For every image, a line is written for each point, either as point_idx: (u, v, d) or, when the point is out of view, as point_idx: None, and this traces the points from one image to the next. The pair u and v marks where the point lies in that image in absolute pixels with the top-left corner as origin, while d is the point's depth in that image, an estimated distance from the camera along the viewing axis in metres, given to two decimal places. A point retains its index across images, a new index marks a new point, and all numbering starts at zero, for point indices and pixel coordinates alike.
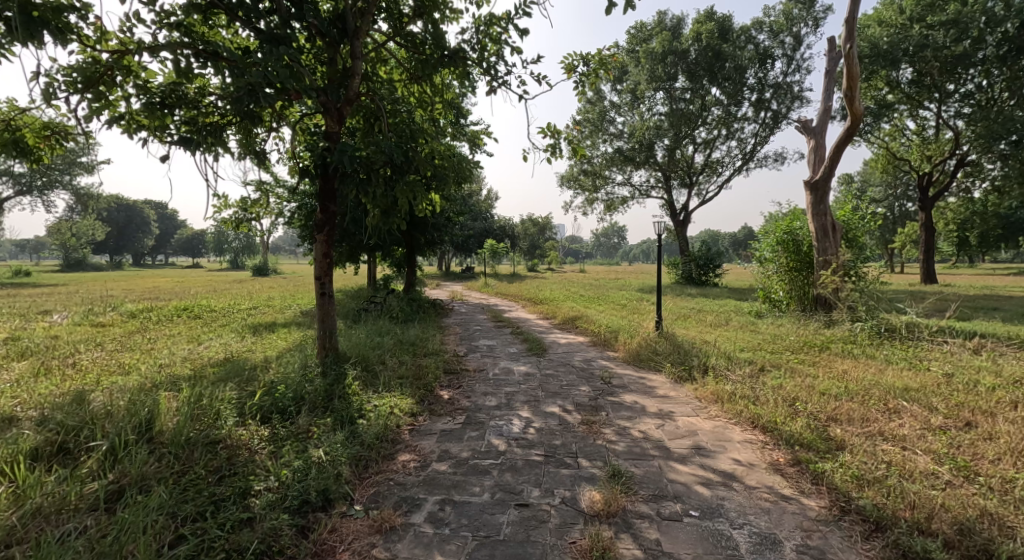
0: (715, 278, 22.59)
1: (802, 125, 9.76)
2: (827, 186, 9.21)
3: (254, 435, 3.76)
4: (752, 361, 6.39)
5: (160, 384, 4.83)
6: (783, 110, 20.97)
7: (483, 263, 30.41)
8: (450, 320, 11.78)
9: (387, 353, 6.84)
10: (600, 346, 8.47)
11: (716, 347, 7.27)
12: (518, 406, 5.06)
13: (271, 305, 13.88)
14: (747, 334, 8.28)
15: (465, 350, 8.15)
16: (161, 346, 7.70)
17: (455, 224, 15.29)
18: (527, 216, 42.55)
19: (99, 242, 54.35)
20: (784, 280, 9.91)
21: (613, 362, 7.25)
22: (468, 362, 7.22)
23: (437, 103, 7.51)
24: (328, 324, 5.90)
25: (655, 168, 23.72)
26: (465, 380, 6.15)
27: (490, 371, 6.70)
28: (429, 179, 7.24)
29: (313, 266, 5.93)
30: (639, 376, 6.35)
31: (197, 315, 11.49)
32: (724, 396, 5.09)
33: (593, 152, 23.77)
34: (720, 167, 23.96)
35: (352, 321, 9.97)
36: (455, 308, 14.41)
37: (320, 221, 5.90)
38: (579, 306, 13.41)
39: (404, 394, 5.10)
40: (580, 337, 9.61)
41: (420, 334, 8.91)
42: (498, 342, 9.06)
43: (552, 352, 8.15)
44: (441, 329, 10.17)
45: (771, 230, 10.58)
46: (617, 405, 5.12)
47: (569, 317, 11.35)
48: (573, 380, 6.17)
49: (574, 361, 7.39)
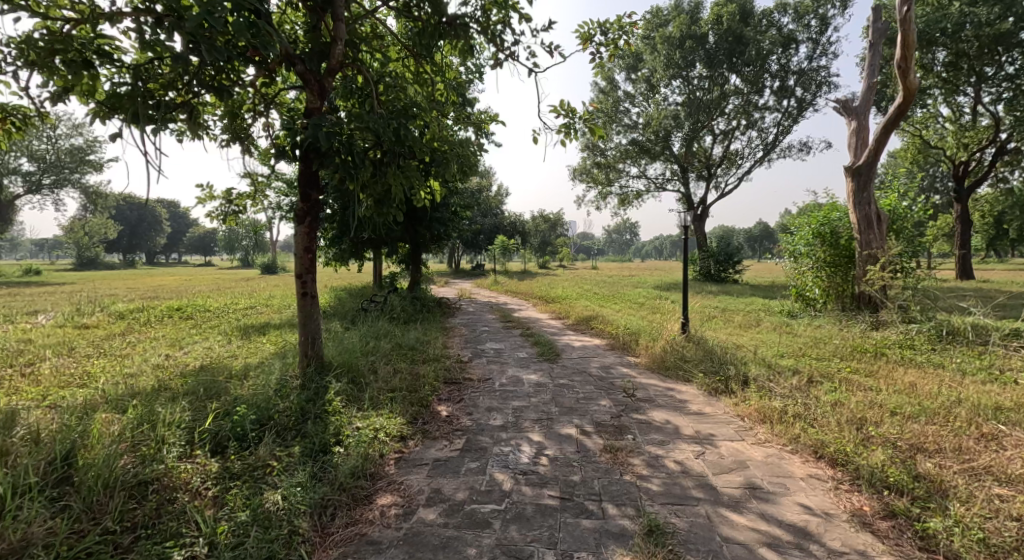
0: (735, 274, 21.64)
1: (842, 105, 8.85)
2: (872, 172, 8.29)
3: (199, 470, 3.06)
4: (798, 370, 5.56)
5: (108, 403, 4.11)
6: (808, 97, 19.88)
7: (493, 260, 29.66)
8: (458, 321, 11.05)
9: (382, 360, 6.12)
10: (619, 351, 7.68)
11: (751, 352, 6.45)
12: (528, 426, 4.30)
13: (269, 305, 13.22)
14: (784, 337, 7.42)
15: (470, 356, 7.40)
16: (137, 351, 7.04)
17: (462, 219, 14.54)
18: (539, 212, 41.71)
19: (112, 240, 54.51)
20: (820, 276, 9.02)
21: (634, 370, 6.47)
22: (473, 370, 6.47)
23: (437, 82, 6.75)
24: (310, 328, 5.18)
25: (671, 161, 22.81)
26: (467, 392, 5.41)
27: (497, 381, 5.95)
28: (427, 165, 6.46)
29: (294, 263, 5.21)
30: (666, 388, 5.55)
31: (189, 316, 10.81)
32: (773, 414, 4.29)
33: (606, 144, 22.92)
34: (740, 158, 22.93)
35: (350, 322, 9.24)
36: (463, 308, 13.68)
37: (301, 213, 5.15)
38: (594, 305, 12.61)
39: (394, 413, 4.35)
40: (596, 339, 8.82)
41: (422, 337, 8.17)
42: (507, 346, 8.31)
43: (566, 357, 7.40)
44: (446, 331, 9.43)
45: (805, 222, 9.67)
46: (644, 426, 4.34)
47: (583, 317, 10.56)
48: (591, 392, 5.40)
49: (591, 368, 6.61)
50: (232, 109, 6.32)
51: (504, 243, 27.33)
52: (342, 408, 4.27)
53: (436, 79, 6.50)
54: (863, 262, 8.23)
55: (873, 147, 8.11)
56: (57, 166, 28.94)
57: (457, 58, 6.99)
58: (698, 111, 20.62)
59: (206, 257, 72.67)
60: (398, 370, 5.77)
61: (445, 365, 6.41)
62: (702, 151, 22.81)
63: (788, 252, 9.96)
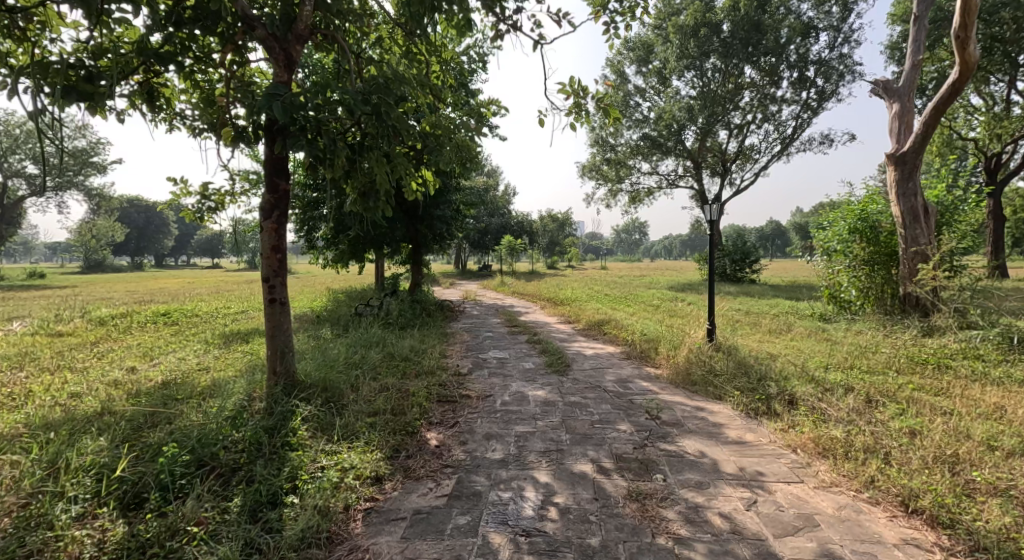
0: (751, 274, 20.73)
1: (882, 87, 8.01)
2: (918, 159, 7.43)
3: (98, 539, 2.38)
4: (852, 388, 4.72)
5: (21, 437, 3.37)
6: (829, 88, 18.90)
7: (500, 261, 28.89)
8: (460, 326, 10.31)
9: (367, 374, 5.40)
10: (636, 361, 6.87)
11: (789, 364, 5.64)
12: (534, 462, 3.55)
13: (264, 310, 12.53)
14: (824, 346, 6.57)
15: (470, 367, 6.65)
16: (99, 363, 6.32)
17: (464, 217, 13.80)
18: (546, 212, 40.92)
19: (120, 243, 54.35)
20: (859, 275, 8.19)
21: (656, 384, 5.68)
22: (472, 385, 5.71)
23: (433, 65, 6.01)
24: (278, 340, 4.42)
25: (683, 156, 21.94)
26: (463, 413, 4.64)
27: (498, 398, 5.18)
28: (419, 152, 5.68)
29: (260, 264, 4.46)
30: (695, 407, 4.75)
31: (174, 323, 10.09)
32: (835, 447, 3.49)
33: (616, 140, 22.12)
34: (756, 153, 21.99)
35: (341, 330, 8.50)
36: (467, 311, 12.94)
37: (266, 205, 4.37)
38: (605, 308, 11.82)
39: (371, 446, 3.59)
40: (610, 346, 8.04)
41: (419, 345, 7.42)
42: (512, 354, 7.54)
43: (577, 367, 6.63)
44: (446, 337, 8.68)
45: (840, 216, 8.79)
46: (675, 461, 3.56)
47: (594, 321, 9.76)
48: (608, 414, 4.62)
49: (607, 382, 5.82)
50: (205, 95, 5.58)
51: (511, 243, 26.58)
52: (308, 439, 3.55)
53: (430, 59, 5.76)
54: (911, 260, 7.39)
55: (920, 131, 7.26)
56: (61, 168, 28.52)
57: (453, 34, 6.25)
58: (712, 104, 19.76)
59: (214, 259, 72.58)
60: (385, 387, 5.05)
61: (441, 379, 5.66)
62: (716, 146, 21.93)
63: (819, 249, 9.13)
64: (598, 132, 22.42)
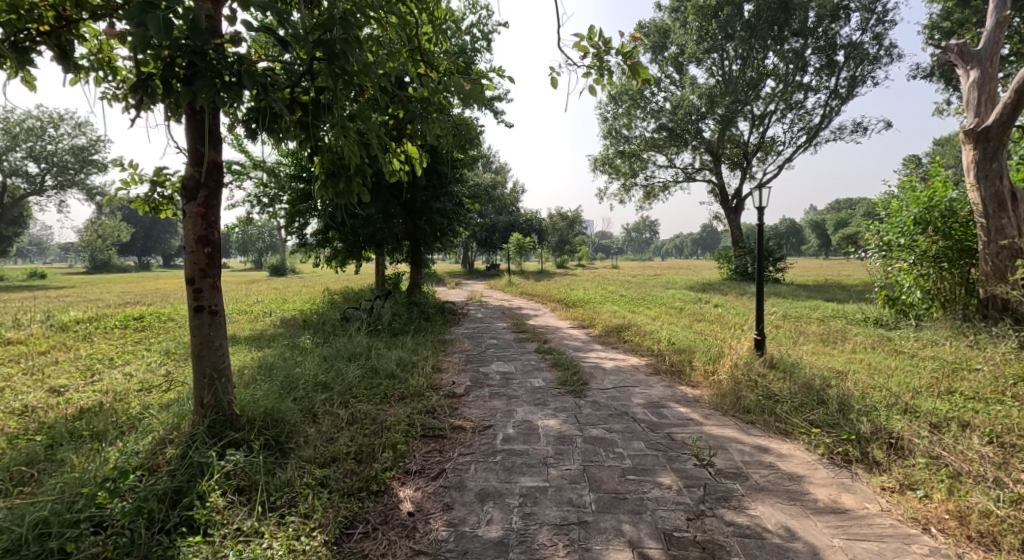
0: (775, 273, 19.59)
1: (956, 50, 6.81)
2: (1005, 134, 6.22)
3: None
4: (971, 424, 3.56)
5: None
6: (862, 73, 17.51)
7: (508, 260, 27.75)
8: (461, 332, 9.22)
9: (336, 399, 4.35)
10: (668, 379, 5.73)
11: (868, 386, 4.46)
12: (550, 550, 2.47)
13: (250, 314, 11.52)
14: (899, 360, 5.39)
15: (468, 385, 5.56)
16: (23, 382, 5.27)
17: (468, 211, 12.74)
18: (556, 210, 39.77)
19: (126, 243, 53.76)
20: (927, 274, 7.00)
21: (699, 411, 4.53)
22: (468, 411, 4.63)
23: (423, 23, 4.89)
24: (206, 360, 3.32)
25: (702, 148, 20.81)
26: (453, 457, 3.55)
27: (500, 432, 4.08)
28: (399, 122, 4.54)
29: (184, 260, 3.38)
30: (757, 449, 3.61)
31: (143, 328, 9.06)
32: (995, 529, 2.44)
33: (630, 131, 20.99)
34: (779, 145, 20.65)
35: (323, 338, 7.43)
36: (471, 314, 11.85)
37: (190, 183, 3.27)
38: (622, 310, 10.68)
39: (307, 518, 2.56)
40: (633, 357, 6.92)
41: (409, 357, 6.33)
42: (519, 368, 6.42)
43: (596, 386, 5.52)
44: (443, 346, 7.57)
45: (902, 204, 7.56)
46: (753, 548, 2.47)
47: (612, 327, 8.62)
48: (644, 459, 3.51)
49: (636, 408, 4.68)
50: None
51: (519, 241, 25.47)
52: (223, 510, 2.50)
53: (418, 15, 4.65)
54: (996, 256, 6.18)
55: (1008, 100, 6.07)
56: (62, 166, 27.69)
57: None
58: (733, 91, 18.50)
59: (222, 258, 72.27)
60: (355, 418, 3.98)
61: (430, 405, 4.57)
62: (737, 138, 20.71)
63: (873, 244, 7.92)
64: (611, 123, 21.28)
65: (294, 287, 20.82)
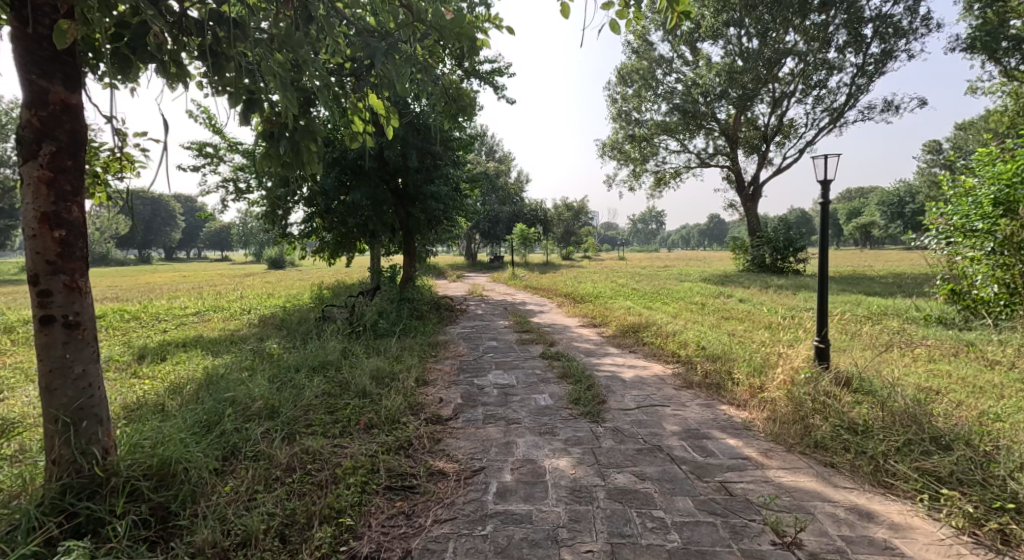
0: (795, 264, 18.54)
1: None
2: None
3: None
4: None
5: None
6: (894, 47, 16.14)
7: (512, 252, 26.64)
8: (456, 332, 8.18)
9: (279, 435, 3.35)
10: (704, 395, 4.67)
11: (983, 414, 3.36)
12: None
13: (229, 310, 10.52)
14: (998, 373, 4.28)
15: (458, 404, 4.51)
16: None
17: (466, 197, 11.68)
18: (561, 201, 38.62)
19: (126, 235, 52.57)
20: (1007, 264, 5.81)
21: (755, 447, 3.46)
22: (455, 444, 3.60)
23: None
24: (56, 396, 2.26)
25: (716, 131, 19.66)
26: (425, 530, 2.52)
27: (494, 481, 3.05)
28: (361, 68, 3.43)
29: (27, 249, 2.28)
30: (855, 514, 2.56)
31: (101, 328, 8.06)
32: None
33: (640, 115, 19.85)
34: (800, 128, 19.39)
35: (294, 343, 6.40)
36: (471, 310, 10.79)
37: (26, 131, 2.17)
38: (637, 306, 9.60)
39: None
40: (656, 364, 5.87)
41: (389, 367, 5.29)
42: (522, 378, 5.37)
43: (615, 404, 4.48)
44: (434, 351, 6.52)
45: (974, 182, 6.38)
46: None
47: (629, 326, 7.55)
48: (696, 532, 2.48)
49: (671, 441, 3.62)
50: None
51: (523, 231, 24.35)
52: None
53: None
54: None
55: None
56: None
57: None
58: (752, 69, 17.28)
59: (224, 250, 71.36)
60: (297, 464, 2.97)
61: (404, 438, 3.54)
62: (753, 120, 19.49)
63: (937, 229, 6.77)
64: (621, 106, 20.14)
65: (287, 281, 19.80)
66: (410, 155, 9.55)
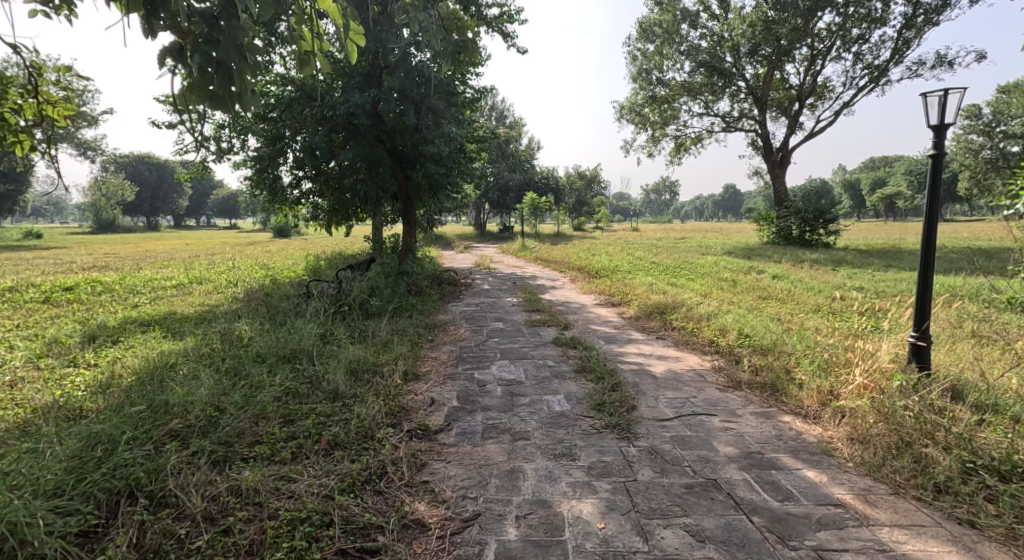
0: (825, 236, 17.35)
1: None
2: None
3: None
4: None
5: None
6: None
7: (522, 222, 25.56)
8: (458, 310, 7.29)
9: (205, 460, 2.52)
10: (757, 402, 3.76)
11: None
12: None
13: (215, 282, 9.72)
14: None
15: (452, 409, 3.63)
16: None
17: (472, 159, 10.62)
18: (574, 169, 37.20)
19: (132, 202, 52.18)
20: None
21: (847, 487, 2.56)
22: (445, 474, 2.74)
23: None
24: None
25: (743, 92, 18.22)
26: None
27: (493, 541, 2.19)
28: None
29: None
30: None
31: (66, 302, 7.28)
32: None
33: (662, 74, 18.44)
34: (835, 89, 17.85)
35: (269, 324, 5.55)
36: (476, 285, 9.88)
37: None
38: (659, 283, 8.61)
39: None
40: (689, 355, 4.95)
41: (372, 358, 4.41)
42: (531, 372, 4.47)
43: (647, 412, 3.59)
44: (430, 335, 5.63)
45: None
46: None
47: (655, 307, 6.60)
48: None
49: (730, 473, 2.73)
50: None
51: (534, 200, 23.17)
52: None
53: None
54: None
55: None
56: None
57: None
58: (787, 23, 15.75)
59: (231, 218, 70.78)
60: (212, 515, 2.15)
61: (376, 466, 2.68)
62: (784, 80, 17.97)
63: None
64: (641, 65, 18.70)
65: (287, 251, 18.96)
66: (408, 110, 8.48)
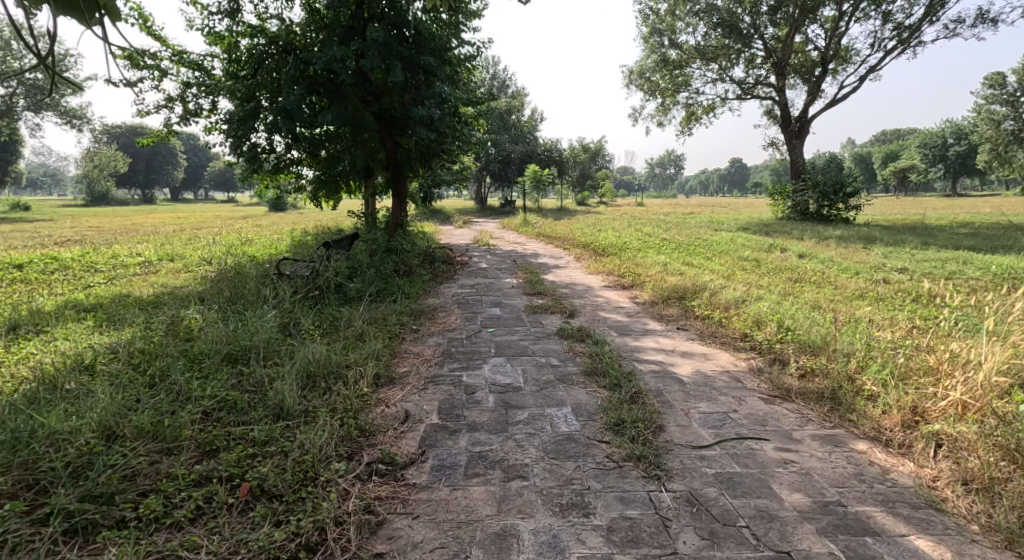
0: (843, 213, 16.39)
1: None
2: None
3: None
4: None
5: None
6: None
7: (525, 195, 24.54)
8: (451, 293, 6.48)
9: None
10: (819, 422, 2.94)
11: None
12: None
13: (187, 260, 8.89)
14: None
15: (429, 430, 2.84)
16: None
17: (468, 123, 9.64)
18: (578, 141, 35.92)
19: (126, 174, 50.98)
20: None
21: None
22: (410, 540, 1.96)
23: None
24: None
25: (760, 56, 17.02)
26: None
27: None
28: None
29: None
30: None
31: (8, 282, 6.46)
32: None
33: (674, 37, 17.21)
34: (858, 53, 16.66)
35: (226, 312, 4.73)
36: (472, 264, 9.05)
37: None
38: (674, 263, 7.76)
39: None
40: (719, 353, 4.14)
41: (337, 356, 3.60)
42: (530, 375, 3.67)
43: (679, 435, 2.79)
44: (413, 325, 4.81)
45: None
46: None
47: (673, 292, 5.76)
48: None
49: (809, 542, 1.95)
50: None
51: (536, 172, 22.04)
52: None
53: None
54: None
55: None
56: None
57: None
58: None
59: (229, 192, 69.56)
60: None
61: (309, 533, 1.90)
62: (805, 43, 16.75)
63: None
64: (651, 27, 17.44)
65: (278, 225, 18.01)
66: (393, 66, 7.48)
